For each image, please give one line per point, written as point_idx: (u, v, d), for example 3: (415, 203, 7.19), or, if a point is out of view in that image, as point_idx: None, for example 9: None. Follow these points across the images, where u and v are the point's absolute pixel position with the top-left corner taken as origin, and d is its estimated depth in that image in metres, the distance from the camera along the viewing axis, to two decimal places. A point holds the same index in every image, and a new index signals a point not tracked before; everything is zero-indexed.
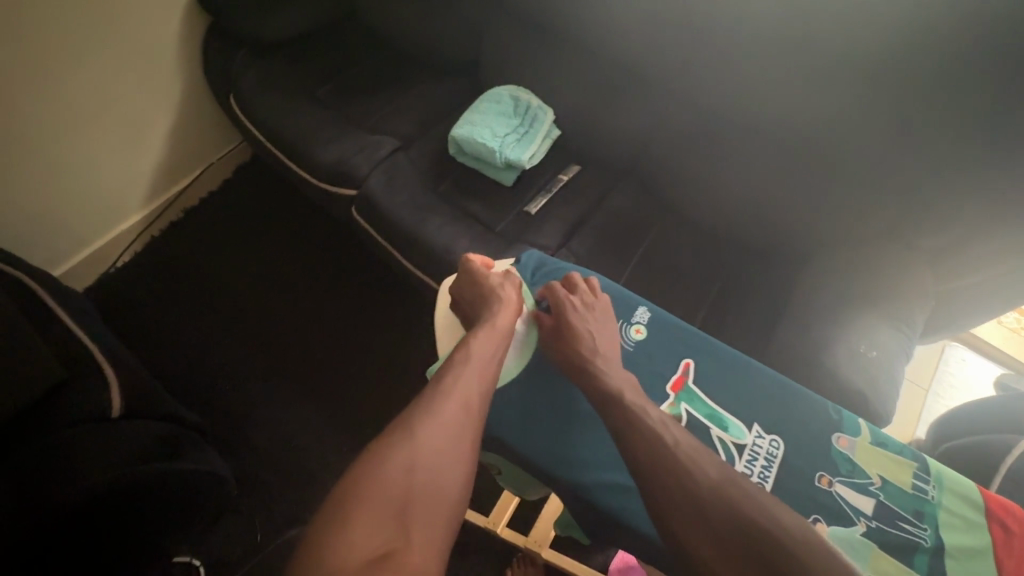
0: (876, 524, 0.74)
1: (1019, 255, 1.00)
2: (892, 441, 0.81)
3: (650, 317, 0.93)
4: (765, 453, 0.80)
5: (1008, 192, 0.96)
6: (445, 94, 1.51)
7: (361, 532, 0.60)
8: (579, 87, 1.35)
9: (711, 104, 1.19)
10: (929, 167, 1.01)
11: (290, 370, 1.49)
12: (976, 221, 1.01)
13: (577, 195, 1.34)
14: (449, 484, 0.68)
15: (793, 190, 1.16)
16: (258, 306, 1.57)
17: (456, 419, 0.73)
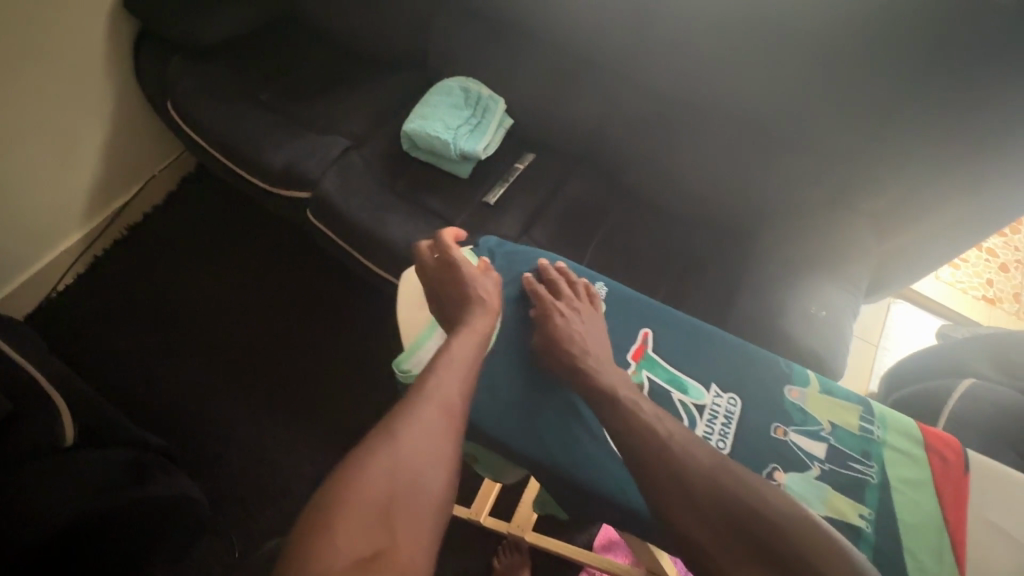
0: (830, 467, 0.79)
1: (945, 209, 1.07)
2: (838, 388, 0.85)
3: (607, 291, 0.95)
4: (723, 412, 0.83)
5: (931, 151, 1.03)
6: (393, 90, 1.49)
7: (343, 542, 0.58)
8: (527, 74, 1.36)
9: (654, 84, 1.23)
10: (863, 131, 1.07)
11: (259, 387, 1.44)
12: (907, 179, 1.07)
13: (534, 183, 1.35)
14: (432, 485, 0.66)
15: (741, 163, 1.20)
16: (219, 324, 1.51)
17: (436, 419, 0.71)
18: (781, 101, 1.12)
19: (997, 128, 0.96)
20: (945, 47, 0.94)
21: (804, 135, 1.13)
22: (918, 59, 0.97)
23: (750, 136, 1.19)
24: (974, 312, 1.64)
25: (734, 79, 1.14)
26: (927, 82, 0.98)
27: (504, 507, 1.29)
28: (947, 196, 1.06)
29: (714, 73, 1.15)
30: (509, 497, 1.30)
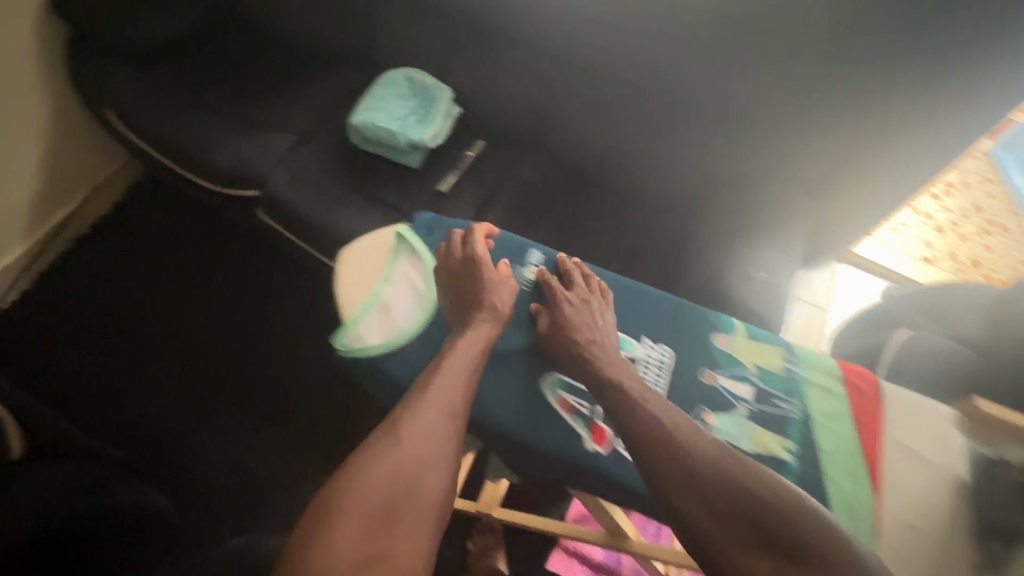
0: (758, 408, 0.87)
1: (869, 169, 1.14)
2: (763, 335, 0.93)
3: (542, 258, 1.01)
4: (657, 361, 0.90)
5: (852, 114, 1.09)
6: (339, 86, 1.48)
7: (344, 543, 0.61)
8: (470, 60, 1.37)
9: (593, 63, 1.26)
10: (791, 99, 1.12)
11: (231, 399, 1.42)
12: (835, 144, 1.13)
13: (485, 168, 1.36)
14: (432, 486, 0.69)
15: (684, 138, 1.23)
16: (189, 338, 1.48)
17: (436, 424, 0.74)
18: (714, 76, 1.16)
19: (910, 89, 1.03)
20: (857, 13, 0.99)
21: (739, 106, 1.18)
22: (835, 26, 1.02)
23: (688, 110, 1.23)
24: (911, 270, 1.73)
25: (669, 57, 1.18)
26: (845, 49, 1.03)
27: (475, 488, 1.31)
28: (872, 157, 1.13)
29: (651, 52, 1.19)
30: (478, 478, 1.32)
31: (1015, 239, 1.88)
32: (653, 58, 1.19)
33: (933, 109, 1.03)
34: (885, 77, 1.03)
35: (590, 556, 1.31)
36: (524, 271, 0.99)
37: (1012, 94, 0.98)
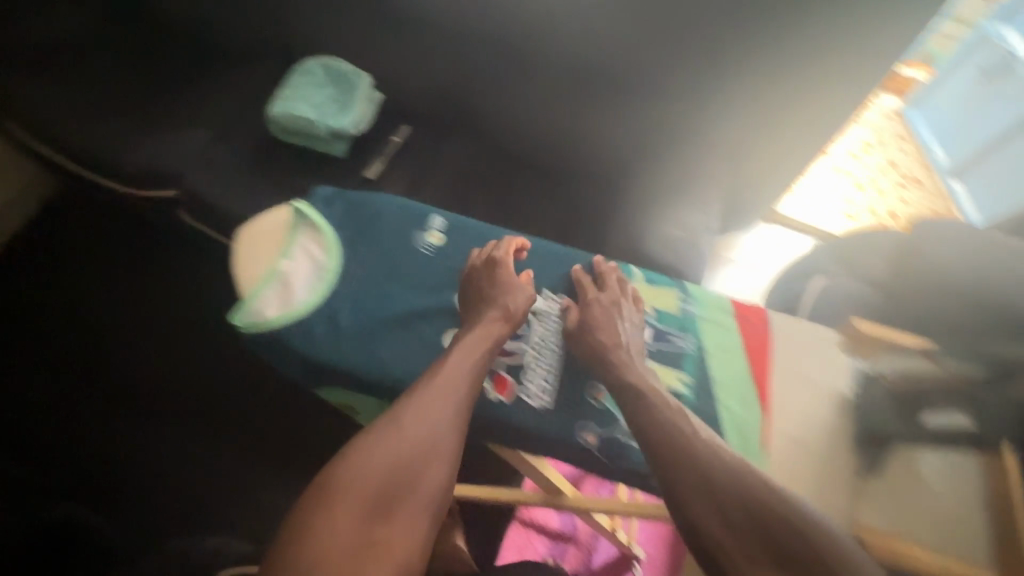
0: (655, 345, 0.87)
1: (773, 127, 1.19)
2: (661, 279, 0.95)
3: (443, 221, 0.85)
4: (553, 312, 0.89)
5: (754, 77, 1.13)
6: (255, 79, 1.44)
7: (337, 532, 0.56)
8: (387, 46, 1.35)
9: (508, 42, 1.25)
10: (698, 66, 1.15)
11: (186, 417, 1.33)
12: (740, 106, 1.18)
13: (412, 153, 1.35)
14: (434, 471, 0.64)
15: (607, 111, 1.24)
16: (136, 357, 1.39)
17: (442, 405, 0.68)
18: (630, 46, 1.17)
19: (810, 49, 1.07)
20: None
21: (652, 75, 1.19)
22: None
23: (604, 83, 1.23)
24: (834, 226, 1.81)
25: (584, 30, 1.18)
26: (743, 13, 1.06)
27: None
28: (781, 116, 1.18)
29: (565, 25, 1.19)
30: None
31: (928, 191, 1.98)
32: (565, 33, 1.19)
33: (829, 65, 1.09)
34: (788, 38, 1.07)
35: (547, 524, 1.33)
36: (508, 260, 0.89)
37: (897, 46, 1.04)
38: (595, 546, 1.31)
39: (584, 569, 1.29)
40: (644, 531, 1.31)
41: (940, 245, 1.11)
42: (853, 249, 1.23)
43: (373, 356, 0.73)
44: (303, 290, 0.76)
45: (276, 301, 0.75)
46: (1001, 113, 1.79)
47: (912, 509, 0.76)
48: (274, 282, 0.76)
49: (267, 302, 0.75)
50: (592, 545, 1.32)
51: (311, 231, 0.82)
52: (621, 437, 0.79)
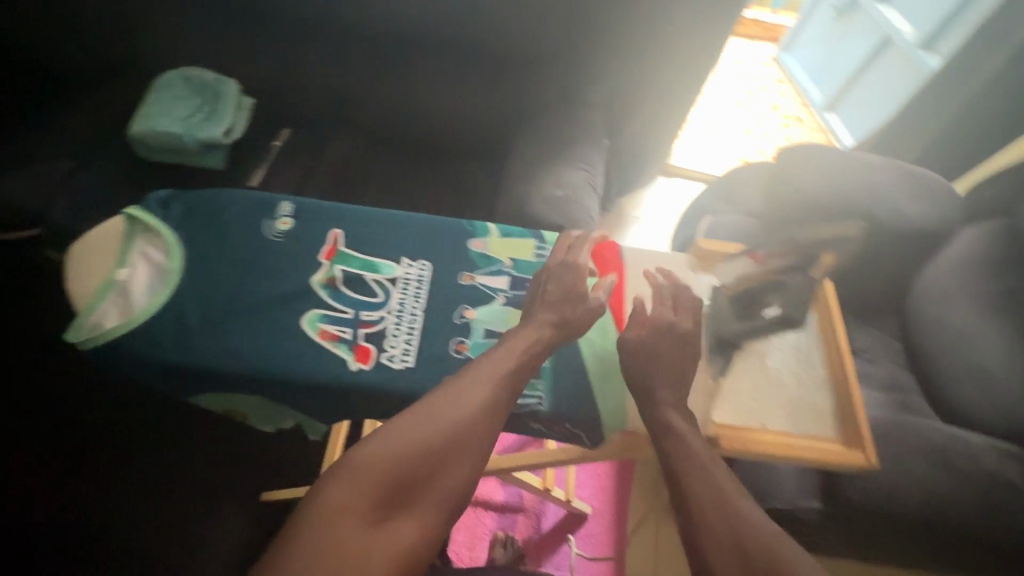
0: (513, 294, 0.72)
1: (654, 76, 1.22)
2: (515, 228, 0.77)
3: (296, 207, 0.76)
4: (417, 279, 0.72)
5: (630, 30, 1.15)
6: (107, 100, 1.30)
7: (352, 505, 0.48)
8: (246, 48, 1.25)
9: (378, 28, 1.21)
10: (574, 25, 1.15)
11: (90, 467, 1.08)
12: (619, 60, 1.20)
13: (296, 154, 1.28)
14: (462, 471, 0.53)
15: (490, 84, 1.22)
16: (27, 404, 1.15)
17: (488, 394, 0.57)
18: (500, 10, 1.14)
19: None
20: None
21: (529, 43, 1.19)
22: None
23: (484, 58, 1.22)
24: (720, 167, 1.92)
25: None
26: None
27: None
28: (657, 62, 1.21)
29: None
30: None
31: (809, 127, 2.07)
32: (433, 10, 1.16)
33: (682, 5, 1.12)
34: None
35: (491, 499, 1.31)
36: (398, 244, 0.75)
37: None
38: (543, 512, 1.31)
39: (535, 535, 1.28)
40: (585, 486, 1.32)
41: (801, 168, 1.18)
42: (731, 186, 1.33)
43: (223, 346, 0.64)
44: (145, 298, 0.67)
45: (114, 313, 0.66)
46: (857, 46, 1.88)
47: (769, 402, 0.70)
48: (109, 289, 0.67)
49: (102, 316, 0.66)
50: (540, 510, 1.31)
51: (150, 233, 0.73)
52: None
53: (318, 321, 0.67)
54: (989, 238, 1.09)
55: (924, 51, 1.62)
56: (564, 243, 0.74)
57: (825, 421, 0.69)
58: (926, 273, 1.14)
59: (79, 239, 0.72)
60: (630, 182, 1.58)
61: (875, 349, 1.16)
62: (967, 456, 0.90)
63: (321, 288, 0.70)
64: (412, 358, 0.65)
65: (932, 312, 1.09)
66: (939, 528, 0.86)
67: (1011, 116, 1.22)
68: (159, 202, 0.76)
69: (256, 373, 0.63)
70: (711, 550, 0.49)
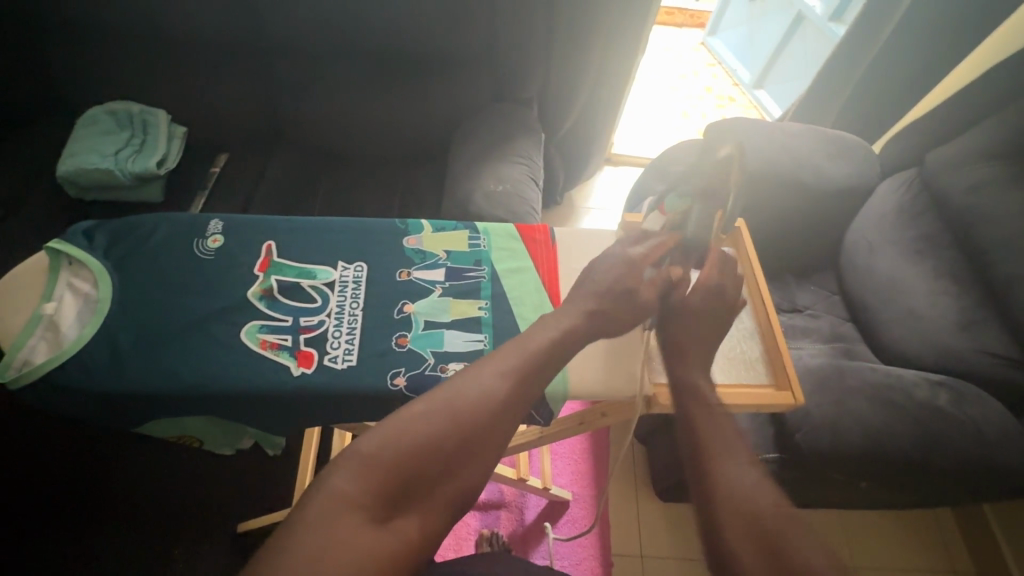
0: (449, 284, 0.74)
1: (581, 67, 1.25)
2: (447, 222, 0.80)
3: (225, 224, 0.77)
4: (354, 281, 0.73)
5: (552, 26, 1.17)
6: (29, 141, 1.25)
7: (358, 501, 0.42)
8: (170, 76, 1.22)
9: (305, 46, 1.20)
10: (497, 26, 1.16)
11: (54, 520, 1.04)
12: (545, 56, 1.22)
13: (236, 178, 1.26)
14: (478, 469, 0.47)
15: (422, 90, 1.22)
16: None
17: (511, 382, 0.51)
18: (425, 17, 1.14)
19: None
20: None
21: (455, 47, 1.20)
22: None
23: (413, 65, 1.23)
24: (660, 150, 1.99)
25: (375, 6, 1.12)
26: None
27: None
28: (584, 54, 1.23)
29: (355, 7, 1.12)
30: None
31: (742, 106, 2.15)
32: (356, 23, 1.15)
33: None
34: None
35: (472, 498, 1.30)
36: (333, 248, 0.76)
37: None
38: (525, 503, 1.30)
39: (520, 527, 1.27)
40: (563, 472, 1.32)
41: (731, 140, 1.22)
42: (666, 165, 1.38)
43: (162, 367, 0.64)
44: (76, 330, 0.67)
45: (43, 348, 0.65)
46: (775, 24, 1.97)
47: None
48: (36, 325, 0.66)
49: (31, 352, 0.65)
50: (523, 503, 1.31)
51: (77, 266, 0.72)
52: (432, 370, 0.66)
53: (258, 331, 0.68)
54: (906, 188, 1.16)
55: (834, 23, 1.71)
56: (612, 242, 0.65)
57: (758, 368, 0.71)
58: (854, 228, 1.21)
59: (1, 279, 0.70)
60: (574, 172, 1.60)
61: (817, 305, 1.22)
62: (904, 392, 0.95)
63: (258, 299, 0.71)
64: (355, 356, 0.67)
65: (862, 264, 1.15)
66: (886, 462, 0.91)
67: (913, 75, 1.30)
68: (88, 234, 0.75)
69: (202, 393, 0.63)
70: (724, 510, 0.44)
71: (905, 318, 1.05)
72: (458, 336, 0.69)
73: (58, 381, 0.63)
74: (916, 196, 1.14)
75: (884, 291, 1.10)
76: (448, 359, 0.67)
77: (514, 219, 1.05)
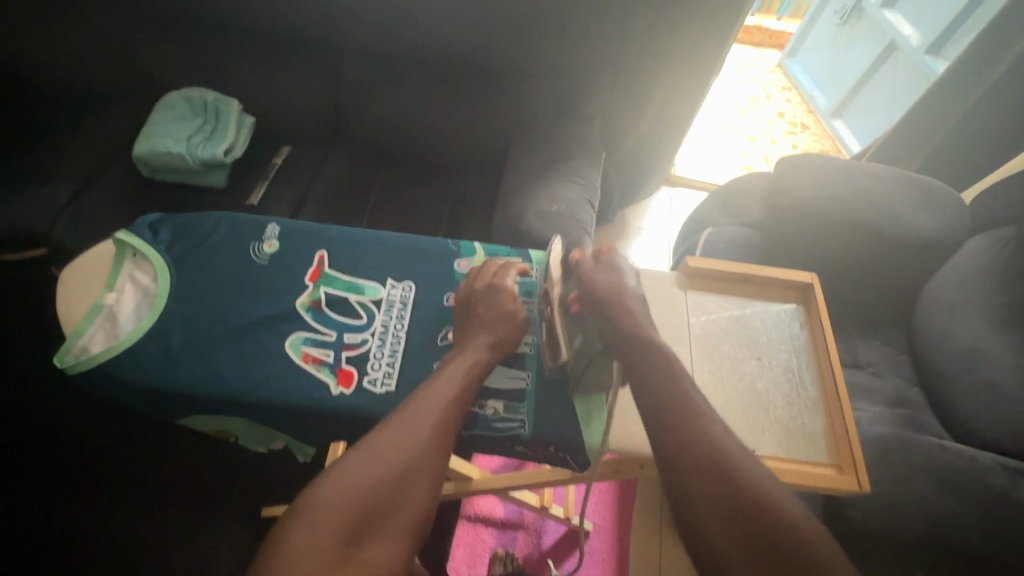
0: None
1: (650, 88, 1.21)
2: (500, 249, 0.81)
3: (281, 229, 0.78)
4: (401, 300, 0.73)
5: (622, 44, 1.13)
6: (111, 119, 1.31)
7: (321, 542, 0.45)
8: (245, 69, 1.26)
9: (374, 47, 1.21)
10: (565, 42, 1.12)
11: (107, 480, 1.12)
12: (611, 74, 1.18)
13: (295, 170, 1.28)
14: (422, 492, 0.52)
15: (483, 99, 1.20)
16: (39, 417, 1.17)
17: (438, 410, 0.57)
18: (493, 27, 1.12)
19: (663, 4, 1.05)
20: None
21: (521, 59, 1.17)
22: None
23: (477, 74, 1.21)
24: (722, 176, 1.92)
25: (448, 12, 1.11)
26: None
27: None
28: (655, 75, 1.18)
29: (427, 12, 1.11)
30: None
31: (815, 134, 2.03)
32: (424, 28, 1.14)
33: (682, 13, 1.08)
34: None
35: (490, 515, 1.28)
36: (382, 265, 0.76)
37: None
38: (543, 527, 1.27)
39: (536, 551, 1.24)
40: (586, 502, 1.28)
41: (804, 178, 1.14)
42: (730, 198, 1.31)
43: (208, 372, 0.65)
44: (132, 322, 0.69)
45: (101, 337, 0.67)
46: (861, 52, 1.85)
47: (760, 420, 0.67)
48: (98, 314, 0.68)
49: (90, 340, 0.67)
50: (541, 526, 1.28)
51: (140, 256, 0.75)
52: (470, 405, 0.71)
53: (303, 344, 0.68)
54: (997, 247, 1.06)
55: (931, 57, 1.59)
56: (491, 271, 0.72)
57: (819, 446, 0.66)
58: (933, 285, 1.11)
59: (73, 264, 0.74)
60: (630, 191, 1.55)
61: (881, 363, 1.13)
62: (974, 476, 0.87)
63: (306, 310, 0.71)
64: (393, 381, 0.66)
65: (937, 325, 1.06)
66: (944, 552, 0.83)
67: (1016, 121, 1.19)
68: (159, 226, 0.78)
69: (240, 398, 0.64)
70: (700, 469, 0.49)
71: (982, 392, 0.95)
72: (500, 371, 0.74)
73: (109, 373, 0.64)
74: (1009, 257, 1.03)
75: (959, 359, 1.00)
76: (488, 395, 0.72)
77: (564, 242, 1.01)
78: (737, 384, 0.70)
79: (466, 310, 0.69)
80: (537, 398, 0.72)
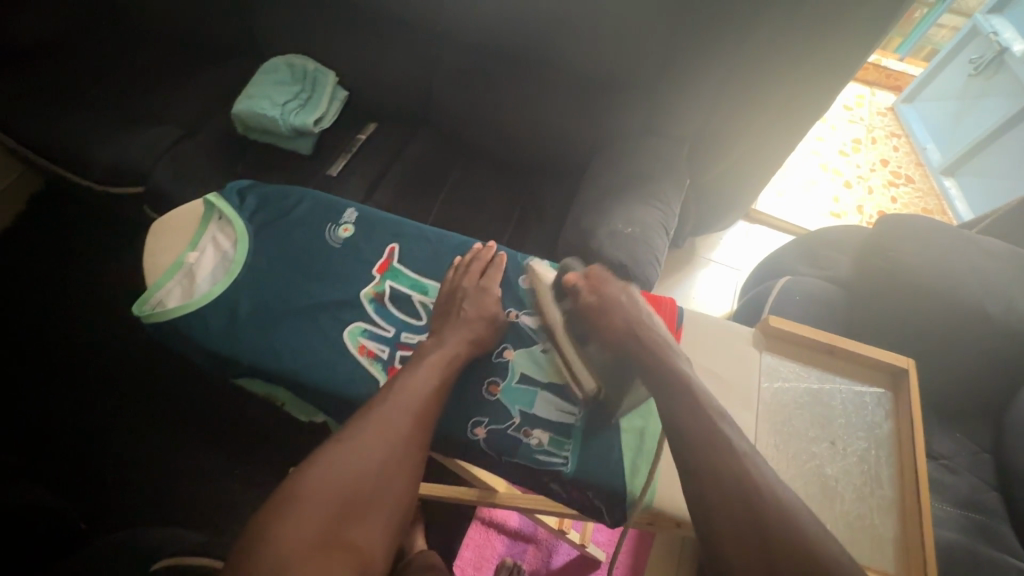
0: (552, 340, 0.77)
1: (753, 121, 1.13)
2: None
3: (359, 215, 0.79)
4: None
5: (730, 71, 1.06)
6: (221, 76, 1.38)
7: (310, 530, 0.50)
8: (347, 44, 1.29)
9: (475, 39, 1.19)
10: (671, 60, 1.07)
11: (162, 412, 1.19)
12: (714, 98, 1.10)
13: (376, 149, 1.30)
14: (401, 478, 0.57)
15: (576, 106, 1.17)
16: (116, 341, 1.26)
17: (413, 404, 0.61)
18: (600, 34, 1.08)
19: (788, 31, 0.97)
20: None
21: (621, 72, 1.13)
22: None
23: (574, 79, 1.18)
24: (810, 220, 1.80)
25: (555, 13, 1.08)
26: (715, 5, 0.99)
27: None
28: (759, 105, 1.10)
29: (538, 6, 1.07)
30: None
31: (920, 189, 1.86)
32: (529, 28, 1.12)
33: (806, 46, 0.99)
34: (764, 17, 0.97)
35: (506, 523, 1.26)
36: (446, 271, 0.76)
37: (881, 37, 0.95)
38: (556, 547, 1.24)
39: (544, 569, 1.22)
40: (604, 531, 1.23)
41: (908, 242, 1.04)
42: (818, 247, 1.22)
43: (270, 343, 0.67)
44: (207, 284, 0.72)
45: (177, 293, 0.71)
46: (990, 108, 1.67)
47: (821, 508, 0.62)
48: (176, 272, 0.72)
49: (167, 294, 0.71)
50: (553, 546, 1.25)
51: (226, 220, 0.78)
52: (514, 432, 0.70)
53: (360, 335, 0.69)
54: None
55: None
56: (478, 269, 0.74)
57: (885, 553, 0.60)
58: None
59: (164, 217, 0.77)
60: (709, 219, 1.47)
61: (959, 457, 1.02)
62: None
63: (369, 301, 0.72)
64: None
65: None
66: None
67: None
68: (251, 192, 0.81)
69: (294, 374, 0.65)
70: None
71: None
72: (550, 404, 0.73)
73: (181, 327, 0.68)
74: None
75: None
76: (534, 425, 0.71)
77: (631, 268, 0.97)
78: (804, 464, 0.65)
79: (448, 301, 0.71)
80: (584, 438, 0.70)
